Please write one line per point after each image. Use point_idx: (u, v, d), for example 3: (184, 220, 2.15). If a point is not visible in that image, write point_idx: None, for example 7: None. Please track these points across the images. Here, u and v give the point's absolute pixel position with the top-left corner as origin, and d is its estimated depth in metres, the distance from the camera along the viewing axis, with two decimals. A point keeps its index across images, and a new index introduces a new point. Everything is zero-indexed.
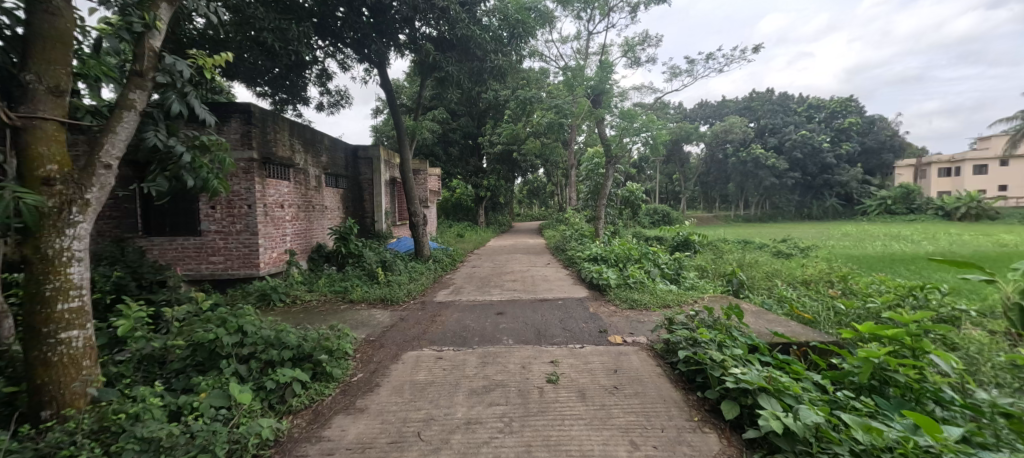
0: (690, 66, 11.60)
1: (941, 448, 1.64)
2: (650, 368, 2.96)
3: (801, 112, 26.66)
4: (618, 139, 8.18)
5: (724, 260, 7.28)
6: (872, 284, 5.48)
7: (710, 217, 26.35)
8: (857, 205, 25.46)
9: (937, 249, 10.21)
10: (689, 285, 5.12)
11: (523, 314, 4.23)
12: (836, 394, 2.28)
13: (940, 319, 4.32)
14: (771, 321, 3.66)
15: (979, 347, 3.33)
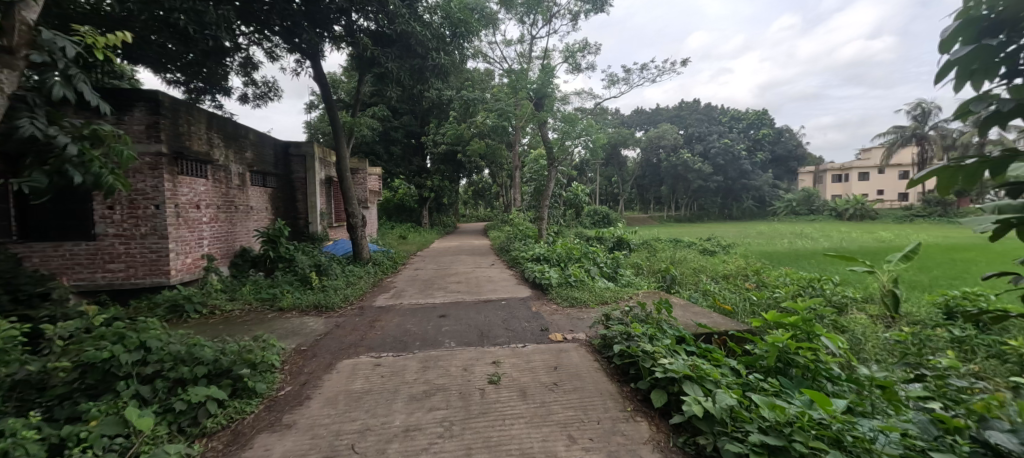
0: (626, 75, 12.18)
1: (831, 420, 1.85)
2: (588, 364, 3.06)
3: (724, 121, 28.98)
4: (560, 142, 8.36)
5: (658, 258, 7.72)
6: (780, 277, 6.11)
7: (645, 218, 27.92)
8: (768, 206, 28.19)
9: (831, 245, 11.63)
10: (626, 282, 5.37)
11: (466, 315, 4.19)
12: (748, 377, 2.50)
13: (834, 307, 4.91)
14: (697, 312, 3.95)
15: (863, 329, 3.83)
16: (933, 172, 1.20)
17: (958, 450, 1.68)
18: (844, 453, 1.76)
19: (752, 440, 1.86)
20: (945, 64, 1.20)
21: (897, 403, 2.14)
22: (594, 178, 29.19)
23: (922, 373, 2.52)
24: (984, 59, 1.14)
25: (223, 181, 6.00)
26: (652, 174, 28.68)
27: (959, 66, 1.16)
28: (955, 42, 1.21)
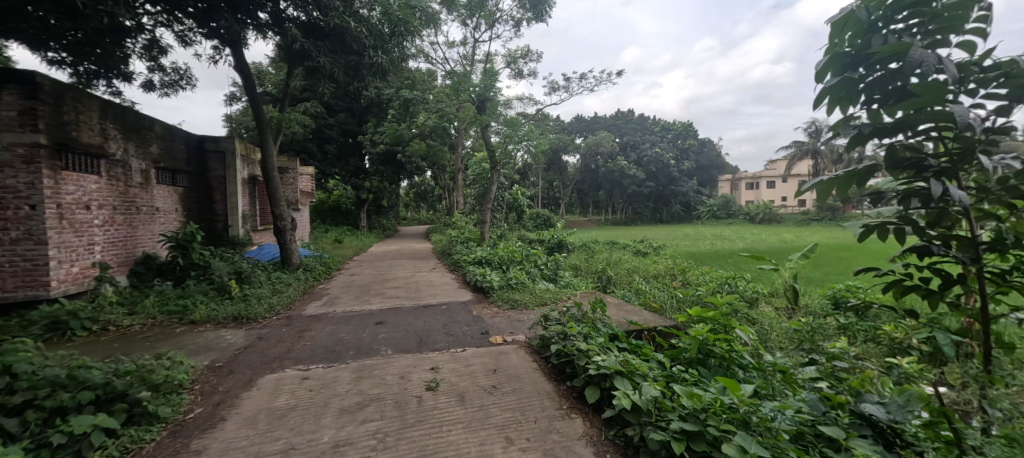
0: (566, 83, 12.57)
1: (741, 403, 2.01)
2: (527, 365, 3.08)
3: (656, 130, 30.79)
4: (502, 146, 8.36)
5: (596, 259, 7.99)
6: (703, 275, 6.60)
7: (584, 221, 28.82)
8: (693, 210, 30.38)
9: (746, 245, 12.79)
10: (565, 283, 5.51)
11: (404, 321, 4.05)
12: (672, 369, 2.66)
13: (749, 301, 5.39)
14: (630, 310, 4.14)
15: (770, 320, 4.25)
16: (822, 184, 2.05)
17: (842, 423, 1.95)
18: (749, 434, 1.93)
19: (672, 428, 1.98)
20: (821, 89, 1.98)
21: (795, 384, 2.40)
22: (535, 182, 29.65)
23: (818, 358, 2.83)
24: (847, 85, 1.93)
25: (121, 179, 5.33)
26: (590, 179, 29.71)
27: (827, 91, 1.95)
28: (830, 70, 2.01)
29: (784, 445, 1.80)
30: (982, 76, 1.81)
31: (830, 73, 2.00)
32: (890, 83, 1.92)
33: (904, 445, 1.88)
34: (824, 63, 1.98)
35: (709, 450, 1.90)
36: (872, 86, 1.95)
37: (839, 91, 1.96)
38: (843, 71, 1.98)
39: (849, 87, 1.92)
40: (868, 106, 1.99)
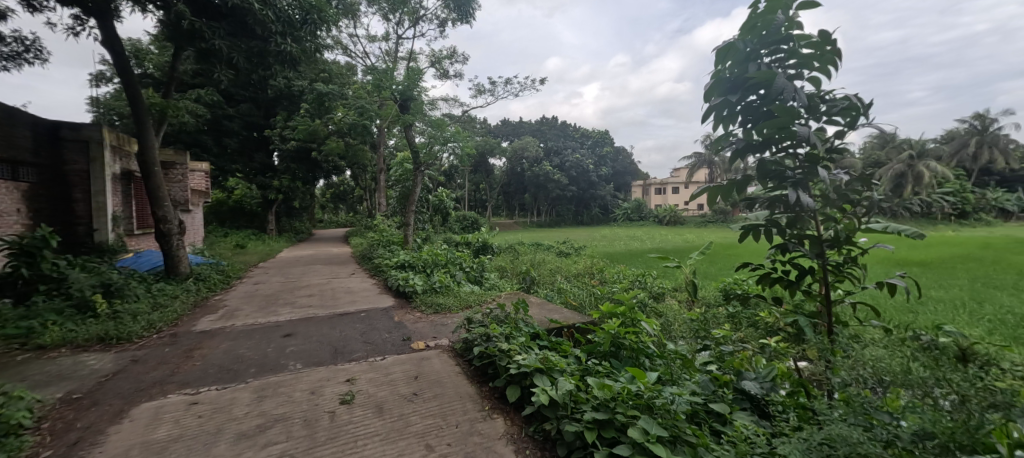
0: (491, 87, 12.63)
1: (646, 388, 2.17)
2: (450, 369, 3.01)
3: (576, 136, 32.17)
4: (427, 146, 8.02)
5: (521, 261, 8.11)
6: (619, 274, 7.01)
7: (509, 224, 29.20)
8: (610, 213, 32.24)
9: (655, 245, 13.86)
10: (490, 286, 5.51)
11: (316, 332, 3.74)
12: (587, 363, 2.78)
13: (657, 296, 5.83)
14: (552, 309, 4.25)
15: (673, 312, 4.65)
16: (707, 189, 2.54)
17: (727, 399, 2.28)
18: (652, 416, 2.07)
19: (585, 418, 2.06)
20: (707, 108, 2.53)
21: (691, 368, 2.67)
22: (460, 184, 29.32)
23: (709, 344, 3.15)
24: (726, 106, 2.49)
25: None
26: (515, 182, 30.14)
27: (712, 108, 2.49)
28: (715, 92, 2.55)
29: (681, 425, 1.98)
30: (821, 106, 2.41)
31: (715, 94, 2.54)
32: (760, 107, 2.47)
33: (775, 412, 2.26)
34: (710, 85, 2.53)
35: (618, 435, 2.01)
36: (746, 108, 2.51)
37: (720, 109, 2.51)
38: (724, 93, 2.51)
39: (728, 107, 2.48)
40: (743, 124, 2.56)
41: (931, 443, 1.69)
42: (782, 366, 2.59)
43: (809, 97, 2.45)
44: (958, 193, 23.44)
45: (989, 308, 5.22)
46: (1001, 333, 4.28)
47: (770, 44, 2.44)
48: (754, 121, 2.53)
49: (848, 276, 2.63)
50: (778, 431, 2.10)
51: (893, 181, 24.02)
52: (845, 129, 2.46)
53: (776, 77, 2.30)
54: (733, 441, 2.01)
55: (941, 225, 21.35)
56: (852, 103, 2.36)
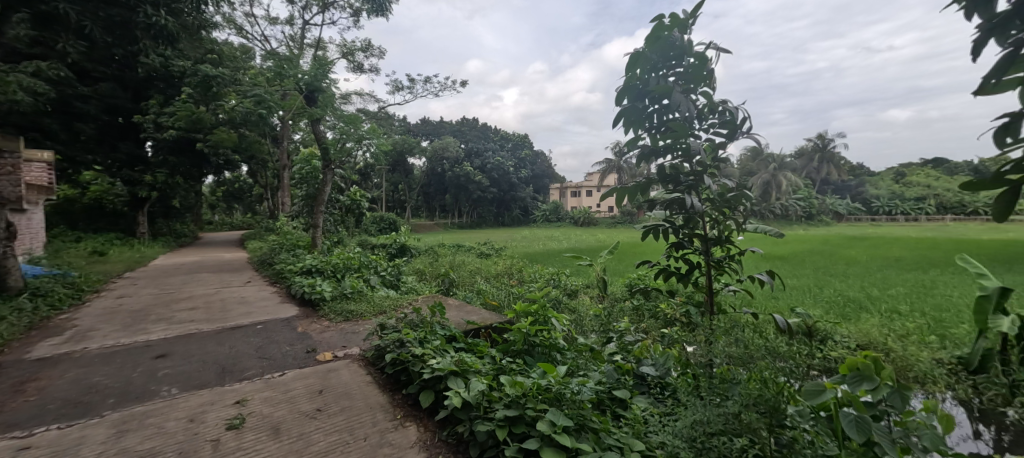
0: (410, 84, 12.20)
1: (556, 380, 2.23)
2: (360, 378, 2.81)
3: (496, 139, 32.52)
4: (338, 143, 7.37)
5: (440, 262, 7.96)
6: (537, 274, 7.19)
7: (429, 225, 28.56)
8: (530, 215, 33.10)
9: (570, 245, 14.56)
10: (406, 290, 5.29)
11: (198, 350, 3.28)
12: (502, 361, 2.78)
13: (571, 293, 6.08)
14: (470, 311, 4.18)
15: (585, 308, 4.86)
16: (616, 191, 2.66)
17: (627, 385, 2.47)
18: (559, 407, 2.12)
19: (497, 416, 2.05)
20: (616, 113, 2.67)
21: (597, 359, 2.82)
22: (376, 184, 27.99)
23: (616, 336, 3.34)
24: (633, 111, 2.64)
25: None
26: (436, 183, 29.62)
27: (622, 112, 2.63)
28: (625, 97, 2.70)
29: (586, 413, 2.05)
30: (708, 120, 2.69)
31: (626, 98, 2.68)
32: (661, 116, 2.67)
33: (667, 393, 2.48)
34: (620, 91, 2.66)
35: (528, 430, 2.03)
36: (649, 115, 2.69)
37: (629, 115, 2.66)
38: (633, 98, 2.66)
39: (635, 112, 2.64)
40: (646, 130, 2.74)
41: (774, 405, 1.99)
42: (674, 352, 2.84)
43: (700, 110, 2.70)
44: (809, 198, 28.07)
45: (827, 292, 6.36)
46: (834, 312, 5.28)
47: (672, 56, 2.63)
48: (655, 129, 2.73)
49: (727, 270, 2.94)
50: (669, 411, 2.30)
51: (763, 188, 27.99)
52: (727, 141, 2.75)
53: (676, 90, 2.50)
54: (631, 423, 2.17)
55: (799, 225, 25.31)
56: (733, 119, 2.65)
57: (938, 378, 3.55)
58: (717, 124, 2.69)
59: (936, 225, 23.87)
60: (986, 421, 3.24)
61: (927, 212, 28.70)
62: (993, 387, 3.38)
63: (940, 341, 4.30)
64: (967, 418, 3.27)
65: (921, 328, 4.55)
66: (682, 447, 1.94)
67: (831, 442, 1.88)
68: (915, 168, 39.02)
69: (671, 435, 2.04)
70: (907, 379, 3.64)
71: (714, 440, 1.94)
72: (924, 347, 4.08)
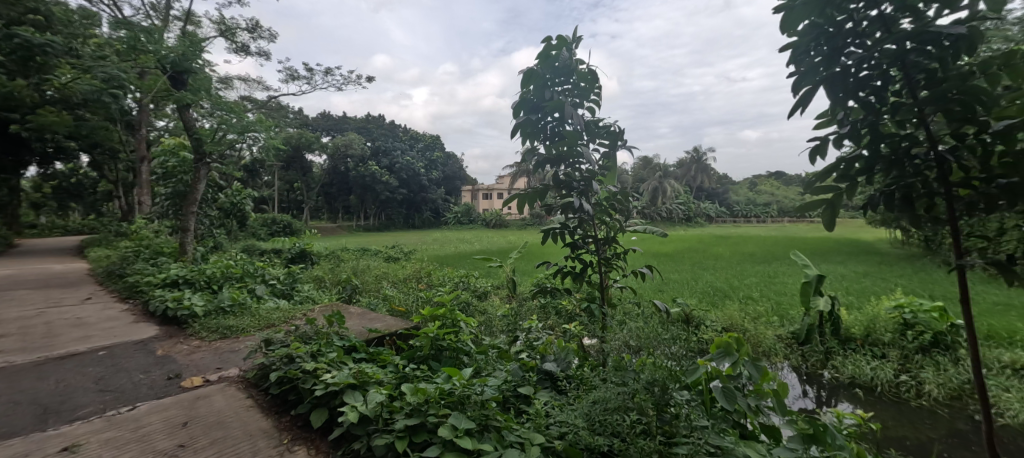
0: (307, 73, 11.18)
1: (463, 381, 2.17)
2: (237, 403, 2.44)
3: (406, 139, 31.60)
4: (213, 134, 6.45)
5: (343, 267, 7.44)
6: (446, 277, 7.05)
7: (330, 227, 26.59)
8: (441, 217, 32.66)
9: (480, 246, 14.62)
10: (300, 299, 4.80)
11: (10, 388, 2.60)
12: (407, 369, 2.63)
13: (480, 295, 6.06)
14: (372, 317, 3.90)
15: (494, 309, 4.85)
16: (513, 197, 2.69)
17: (532, 381, 2.53)
18: (463, 411, 2.07)
19: (397, 427, 1.92)
20: (513, 124, 2.73)
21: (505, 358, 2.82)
22: (268, 182, 25.32)
23: (524, 334, 3.37)
24: (528, 123, 2.71)
25: None
26: (338, 182, 27.64)
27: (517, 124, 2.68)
28: (520, 109, 2.75)
29: (489, 413, 2.01)
30: (597, 133, 2.83)
31: (522, 110, 2.74)
32: (555, 127, 2.77)
33: (568, 385, 2.57)
34: (516, 103, 2.72)
35: (429, 438, 1.93)
36: (544, 127, 2.77)
37: (525, 127, 2.73)
38: (529, 111, 2.73)
39: (530, 124, 2.70)
40: (541, 141, 2.82)
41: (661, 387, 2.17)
42: (575, 345, 2.95)
43: (589, 123, 2.83)
44: (689, 203, 31.74)
45: (704, 283, 7.19)
46: (707, 301, 6.03)
47: (561, 74, 2.74)
48: (550, 139, 2.81)
49: (616, 267, 3.13)
50: (569, 402, 2.36)
51: (653, 194, 31.00)
52: (612, 151, 2.91)
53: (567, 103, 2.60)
54: (533, 418, 2.18)
55: (684, 227, 28.42)
56: (617, 133, 2.82)
57: (779, 350, 4.49)
58: (605, 135, 2.84)
59: (784, 226, 28.55)
60: (810, 383, 4.20)
61: (775, 214, 34.27)
62: (814, 354, 4.41)
63: (782, 320, 5.19)
64: (798, 381, 4.22)
65: (773, 312, 5.39)
66: (580, 430, 1.99)
67: (702, 416, 2.07)
68: (767, 178, 46.48)
69: (570, 422, 2.08)
70: (758, 353, 4.55)
71: (609, 421, 2.03)
72: (768, 326, 4.99)
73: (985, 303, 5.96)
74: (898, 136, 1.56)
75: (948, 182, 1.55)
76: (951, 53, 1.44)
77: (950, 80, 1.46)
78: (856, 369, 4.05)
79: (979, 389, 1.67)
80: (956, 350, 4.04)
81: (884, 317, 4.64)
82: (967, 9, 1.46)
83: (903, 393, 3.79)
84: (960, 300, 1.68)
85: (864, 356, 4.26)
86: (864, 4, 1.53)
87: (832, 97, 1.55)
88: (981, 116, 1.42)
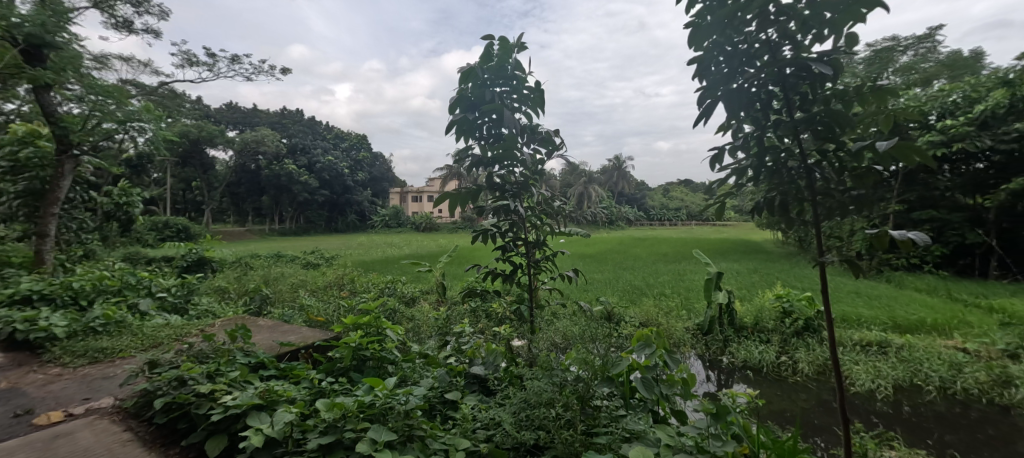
0: (209, 60, 10.15)
1: (386, 393, 2.04)
2: (110, 439, 2.06)
3: (330, 138, 30.07)
4: (84, 123, 5.53)
5: (252, 275, 6.76)
6: (369, 283, 6.73)
7: (240, 231, 24.18)
8: (368, 220, 31.34)
9: (408, 250, 14.23)
10: (198, 313, 4.25)
11: None
12: (322, 384, 2.41)
13: (406, 301, 5.85)
14: (284, 330, 3.55)
15: (419, 315, 4.69)
16: (446, 197, 2.65)
17: (459, 386, 2.47)
18: (385, 423, 1.95)
19: (309, 447, 1.77)
20: (448, 122, 2.67)
21: (433, 364, 2.72)
22: (163, 180, 22.35)
23: (453, 338, 3.27)
24: (464, 122, 2.68)
25: None
26: (249, 181, 25.21)
27: (453, 122, 2.64)
28: (457, 106, 2.70)
29: (413, 422, 1.91)
30: (532, 137, 2.84)
31: (459, 108, 2.70)
32: (491, 128, 2.75)
33: (498, 387, 2.54)
34: (453, 101, 2.68)
35: (347, 455, 1.78)
36: (480, 127, 2.74)
37: (460, 125, 2.68)
38: (466, 109, 2.70)
39: (466, 123, 2.67)
40: (478, 140, 2.79)
41: (583, 384, 2.22)
42: (504, 348, 2.90)
43: (525, 126, 2.82)
44: (612, 207, 33.60)
45: (625, 282, 7.59)
46: (626, 298, 6.39)
47: (502, 75, 2.70)
48: (486, 140, 2.79)
49: (545, 269, 3.14)
50: (496, 404, 2.32)
51: (579, 198, 32.43)
52: (548, 158, 2.94)
53: (503, 106, 2.58)
54: (459, 423, 2.10)
55: (608, 229, 30.03)
56: (552, 140, 2.84)
57: (687, 341, 4.85)
58: (540, 140, 2.85)
59: (693, 228, 31.34)
60: (713, 369, 4.58)
61: (685, 218, 37.52)
62: (715, 342, 4.82)
63: (689, 313, 5.64)
64: (703, 368, 4.57)
65: (681, 307, 5.85)
66: (510, 425, 1.97)
67: (623, 410, 2.13)
68: (677, 185, 50.93)
69: (497, 425, 2.05)
70: (670, 345, 4.88)
71: (534, 417, 2.04)
72: (678, 319, 5.39)
73: (848, 292, 6.97)
74: (778, 149, 1.73)
75: (815, 190, 1.73)
76: (817, 80, 1.62)
77: (818, 104, 1.65)
78: (748, 354, 4.49)
79: (837, 367, 1.87)
80: (822, 332, 4.68)
81: (769, 306, 5.22)
82: (835, 41, 1.62)
83: (783, 372, 4.26)
84: (824, 292, 1.90)
85: (754, 341, 4.74)
86: (756, 27, 1.67)
87: (728, 110, 1.68)
88: (840, 136, 1.63)
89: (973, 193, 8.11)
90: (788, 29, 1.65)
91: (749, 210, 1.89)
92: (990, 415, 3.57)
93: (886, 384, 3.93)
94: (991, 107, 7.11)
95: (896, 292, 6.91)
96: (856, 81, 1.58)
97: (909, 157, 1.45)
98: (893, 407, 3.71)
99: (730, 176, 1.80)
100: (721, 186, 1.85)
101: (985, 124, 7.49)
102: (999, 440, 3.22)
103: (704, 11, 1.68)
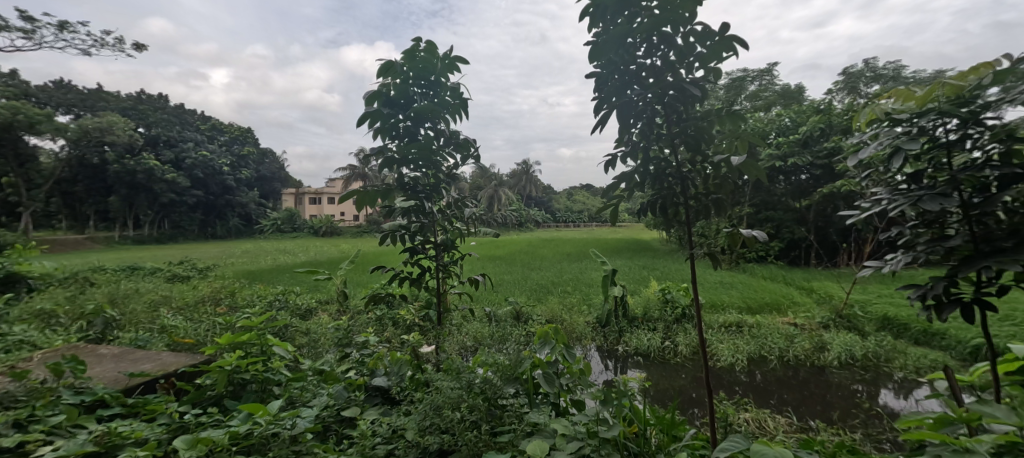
0: (27, 26, 8.26)
1: (268, 420, 1.81)
2: None
3: (203, 131, 26.54)
4: None
5: (93, 293, 5.57)
6: (253, 296, 6.00)
7: (81, 239, 19.95)
8: (255, 225, 28.52)
9: (303, 258, 13.05)
10: (8, 346, 3.36)
11: None
12: (186, 417, 2.05)
13: (297, 313, 5.32)
14: (137, 358, 2.95)
15: (310, 328, 4.28)
16: (351, 194, 2.51)
17: (358, 401, 2.29)
18: (266, 453, 1.72)
19: None
20: (362, 113, 2.53)
21: (328, 380, 2.50)
22: None
23: (352, 349, 3.02)
24: (378, 117, 2.55)
25: None
26: (92, 179, 20.92)
27: (365, 115, 2.50)
28: (373, 100, 2.57)
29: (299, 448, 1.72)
30: (448, 141, 2.76)
31: (375, 101, 2.57)
32: (407, 127, 2.65)
33: (402, 397, 2.40)
34: (370, 93, 2.55)
35: None
36: (395, 125, 2.64)
37: (373, 119, 2.55)
38: (382, 104, 2.58)
39: (381, 118, 2.55)
40: (392, 137, 2.67)
41: (491, 386, 2.19)
42: (408, 355, 2.75)
43: (442, 130, 2.75)
44: (519, 209, 34.53)
45: (531, 282, 7.82)
46: (531, 297, 6.59)
47: (424, 76, 2.62)
48: (401, 138, 2.69)
49: (453, 272, 3.06)
50: (398, 415, 2.19)
51: (486, 200, 32.73)
52: (462, 163, 2.89)
53: (419, 109, 2.50)
54: (357, 441, 1.94)
55: (514, 231, 30.81)
56: (467, 147, 2.79)
57: (587, 335, 5.13)
58: (455, 145, 2.79)
59: (592, 229, 33.56)
60: (609, 358, 4.89)
61: (584, 219, 40.06)
62: (610, 333, 5.18)
63: (587, 307, 6.02)
64: (600, 358, 4.87)
65: (580, 302, 6.20)
66: (413, 431, 1.88)
67: (528, 408, 2.16)
68: (577, 188, 54.30)
69: (397, 438, 1.94)
70: (571, 339, 5.12)
71: (437, 423, 1.96)
72: (579, 314, 5.70)
73: (716, 281, 8.01)
74: (659, 160, 1.89)
75: (690, 195, 1.92)
76: (690, 102, 1.79)
77: (689, 122, 1.82)
78: (638, 342, 4.89)
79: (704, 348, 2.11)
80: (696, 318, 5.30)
81: (655, 298, 5.77)
82: (705, 70, 1.81)
83: (666, 355, 4.73)
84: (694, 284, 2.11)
85: (643, 330, 5.18)
86: (644, 53, 1.80)
87: (620, 121, 1.80)
88: (706, 151, 1.84)
89: (800, 198, 9.90)
90: (669, 58, 1.80)
91: (634, 213, 2.05)
92: (813, 375, 4.33)
93: (742, 358, 4.56)
94: (810, 130, 8.81)
95: (751, 280, 8.12)
96: (717, 106, 1.79)
97: (754, 169, 1.72)
98: (748, 376, 4.33)
99: (620, 183, 1.92)
100: (612, 191, 1.98)
101: (806, 144, 9.23)
102: (820, 394, 3.92)
103: (601, 31, 1.78)
